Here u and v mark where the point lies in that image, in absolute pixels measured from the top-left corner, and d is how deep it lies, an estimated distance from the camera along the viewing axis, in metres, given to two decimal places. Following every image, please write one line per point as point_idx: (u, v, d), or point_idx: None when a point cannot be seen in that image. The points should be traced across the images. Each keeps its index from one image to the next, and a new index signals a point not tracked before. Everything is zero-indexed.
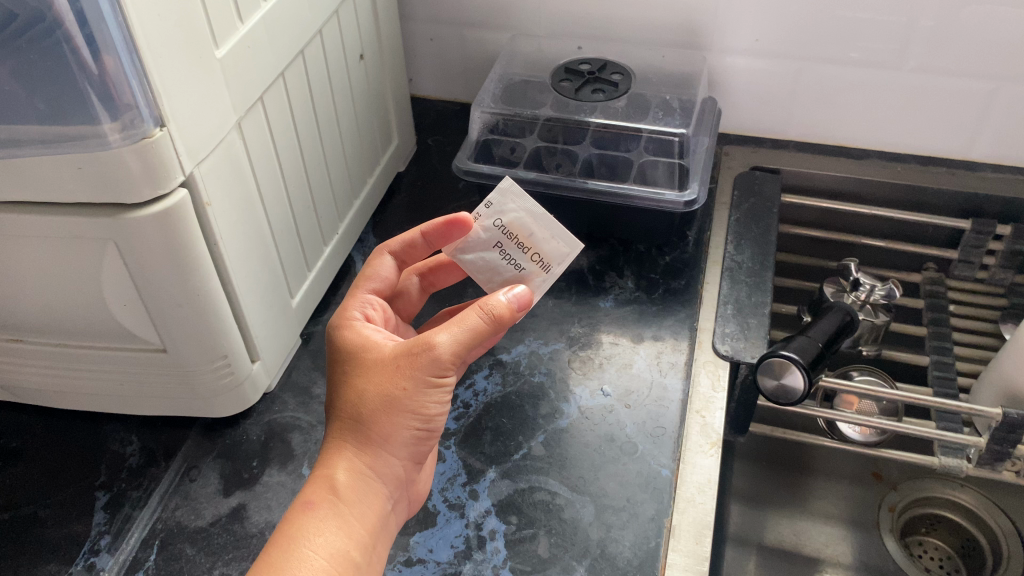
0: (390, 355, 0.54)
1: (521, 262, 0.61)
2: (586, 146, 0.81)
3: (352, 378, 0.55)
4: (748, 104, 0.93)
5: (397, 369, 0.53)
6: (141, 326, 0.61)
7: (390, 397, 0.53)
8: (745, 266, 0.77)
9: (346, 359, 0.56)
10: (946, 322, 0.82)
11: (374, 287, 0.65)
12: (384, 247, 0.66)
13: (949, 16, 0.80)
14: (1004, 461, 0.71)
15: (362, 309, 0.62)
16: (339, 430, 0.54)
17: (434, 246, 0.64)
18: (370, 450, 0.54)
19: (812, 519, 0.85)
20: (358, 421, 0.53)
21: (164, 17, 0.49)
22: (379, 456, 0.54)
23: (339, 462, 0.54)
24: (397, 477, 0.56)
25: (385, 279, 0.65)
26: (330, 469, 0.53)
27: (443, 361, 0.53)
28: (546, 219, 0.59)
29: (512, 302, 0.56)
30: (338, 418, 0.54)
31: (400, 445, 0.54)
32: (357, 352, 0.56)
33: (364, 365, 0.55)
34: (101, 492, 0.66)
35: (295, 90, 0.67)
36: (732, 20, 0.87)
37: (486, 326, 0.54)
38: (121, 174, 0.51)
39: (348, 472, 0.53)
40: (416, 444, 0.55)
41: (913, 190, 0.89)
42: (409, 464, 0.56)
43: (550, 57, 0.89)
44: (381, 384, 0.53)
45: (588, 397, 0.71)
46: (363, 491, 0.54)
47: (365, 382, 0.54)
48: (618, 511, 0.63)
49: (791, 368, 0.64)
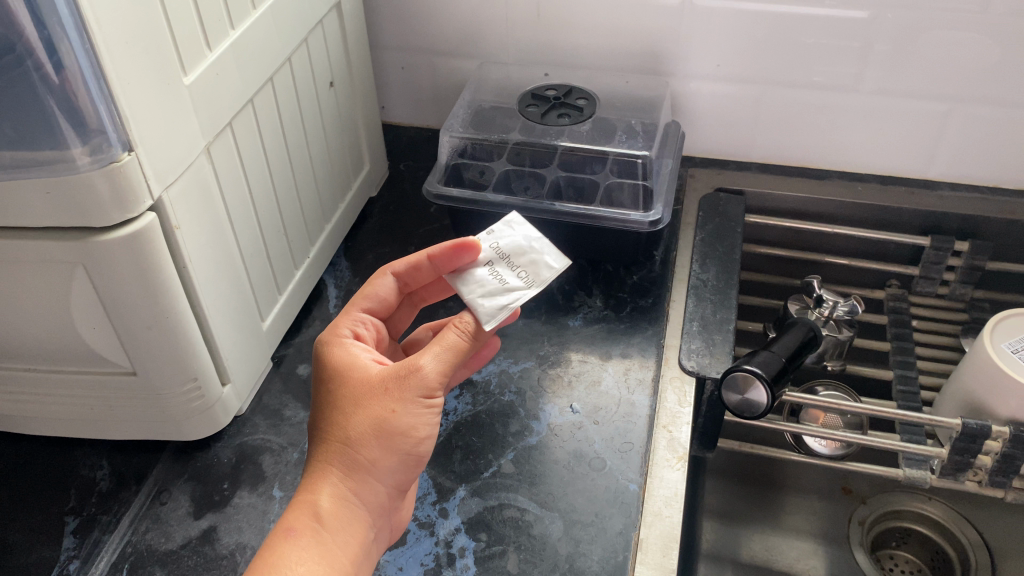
0: (377, 378, 0.55)
1: (508, 277, 0.58)
2: (554, 169, 0.83)
3: (340, 404, 0.55)
4: (713, 127, 0.96)
5: (387, 392, 0.55)
6: (111, 349, 0.61)
7: (379, 420, 0.54)
8: (711, 283, 0.79)
9: (331, 379, 0.57)
10: (909, 337, 0.83)
11: (370, 305, 0.64)
12: (388, 268, 0.65)
13: (902, 40, 0.83)
14: (966, 471, 0.72)
15: (353, 327, 0.62)
16: (324, 455, 0.54)
17: (439, 271, 0.62)
18: (355, 476, 0.54)
19: (783, 534, 0.86)
20: (346, 445, 0.54)
21: (132, 45, 0.50)
22: (363, 483, 0.54)
23: (324, 488, 0.53)
24: (382, 505, 0.56)
25: (382, 300, 0.64)
26: (314, 495, 0.53)
27: (430, 380, 0.55)
28: (541, 249, 0.60)
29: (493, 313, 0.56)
30: (323, 442, 0.55)
31: (386, 471, 0.55)
32: (342, 372, 0.57)
33: (350, 388, 0.56)
34: (71, 517, 0.66)
35: (264, 116, 0.69)
36: (694, 46, 0.89)
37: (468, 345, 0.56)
38: (89, 198, 0.52)
39: (333, 498, 0.53)
40: (404, 469, 0.56)
41: (873, 209, 0.91)
42: (393, 492, 0.56)
43: (517, 84, 0.91)
44: (370, 407, 0.54)
45: (557, 413, 0.72)
46: (345, 518, 0.53)
47: (352, 407, 0.55)
48: (586, 526, 0.64)
49: (755, 383, 0.66)
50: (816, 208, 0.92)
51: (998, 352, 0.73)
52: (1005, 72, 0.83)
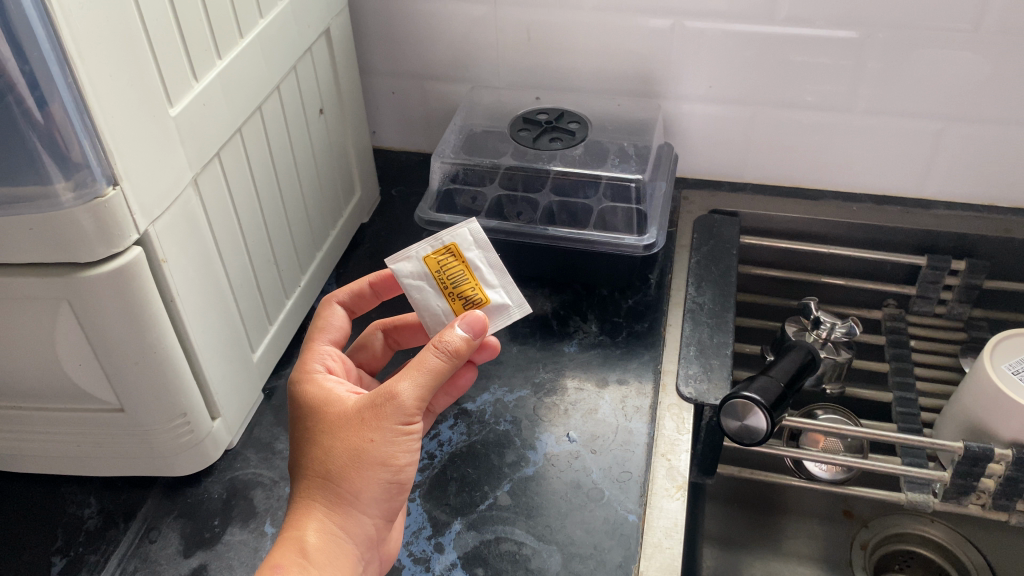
0: (354, 409, 0.54)
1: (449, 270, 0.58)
2: (547, 193, 0.82)
3: (319, 440, 0.54)
4: (706, 148, 0.95)
5: (363, 422, 0.53)
6: (98, 386, 0.60)
7: (357, 450, 0.53)
8: (707, 307, 0.78)
9: (309, 414, 0.56)
10: (908, 357, 0.82)
11: (332, 338, 0.63)
12: (332, 298, 0.64)
13: (895, 59, 0.83)
14: (969, 495, 0.71)
15: (322, 361, 0.61)
16: (308, 490, 0.53)
17: (381, 294, 0.66)
18: (340, 509, 0.53)
19: (785, 560, 0.85)
20: (328, 479, 0.53)
21: (116, 78, 0.49)
22: (349, 516, 0.53)
23: (309, 523, 0.52)
24: (370, 537, 0.55)
25: (341, 330, 0.64)
26: (300, 531, 0.52)
27: (407, 407, 0.53)
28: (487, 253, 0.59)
29: (469, 334, 0.55)
30: (306, 478, 0.54)
31: (371, 502, 0.54)
32: (319, 407, 0.55)
33: (329, 421, 0.54)
34: (58, 558, 0.64)
35: (253, 146, 0.68)
36: (685, 69, 0.89)
37: (445, 366, 0.54)
38: (74, 233, 0.51)
39: (318, 533, 0.52)
40: (388, 498, 0.55)
41: (869, 229, 0.90)
42: (380, 522, 0.55)
43: (509, 108, 0.91)
44: (348, 439, 0.53)
45: (554, 443, 0.71)
46: (332, 552, 0.52)
47: (331, 440, 0.53)
48: (585, 559, 0.62)
49: (754, 409, 0.65)
50: (811, 228, 0.91)
51: (997, 372, 0.72)
52: (998, 89, 0.82)
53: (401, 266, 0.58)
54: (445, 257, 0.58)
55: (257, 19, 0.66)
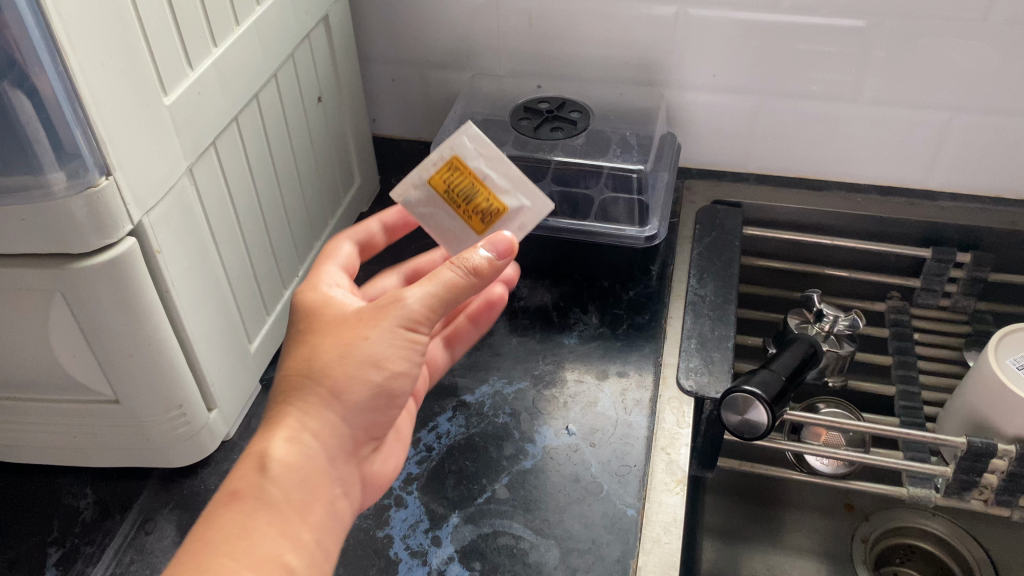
0: (351, 316, 0.54)
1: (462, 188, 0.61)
2: (548, 183, 0.81)
3: (316, 338, 0.54)
4: (709, 138, 0.94)
5: (361, 323, 0.53)
6: (92, 377, 0.59)
7: (349, 347, 0.52)
8: (708, 299, 0.78)
9: (301, 320, 0.56)
10: (911, 351, 0.82)
11: (339, 264, 0.63)
12: (345, 235, 0.65)
13: (902, 48, 0.82)
14: (971, 491, 0.70)
15: (330, 279, 0.60)
16: (283, 396, 0.53)
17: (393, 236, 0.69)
18: (317, 414, 0.52)
19: (785, 553, 0.85)
20: (309, 378, 0.52)
21: (108, 66, 0.48)
22: (324, 424, 0.52)
23: (281, 428, 0.52)
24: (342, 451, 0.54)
25: (347, 259, 0.63)
26: (266, 442, 0.51)
27: (412, 312, 0.53)
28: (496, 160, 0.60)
29: (492, 254, 0.55)
30: (287, 377, 0.53)
31: (354, 409, 0.53)
32: (314, 312, 0.56)
33: (321, 325, 0.55)
34: (54, 549, 0.64)
35: (249, 135, 0.67)
36: (689, 57, 0.88)
37: (461, 281, 0.54)
38: (65, 224, 0.50)
39: (290, 438, 0.51)
40: (370, 410, 0.54)
41: (874, 221, 0.89)
42: (356, 435, 0.54)
43: (510, 96, 0.90)
44: (340, 339, 0.53)
45: (553, 436, 0.70)
46: (300, 462, 0.51)
47: (322, 342, 0.53)
48: (583, 554, 0.62)
49: (755, 403, 0.64)
50: (815, 219, 0.90)
51: (1002, 368, 0.71)
52: (1005, 80, 0.81)
53: (411, 193, 0.62)
54: (450, 173, 0.61)
55: (254, 6, 0.65)
